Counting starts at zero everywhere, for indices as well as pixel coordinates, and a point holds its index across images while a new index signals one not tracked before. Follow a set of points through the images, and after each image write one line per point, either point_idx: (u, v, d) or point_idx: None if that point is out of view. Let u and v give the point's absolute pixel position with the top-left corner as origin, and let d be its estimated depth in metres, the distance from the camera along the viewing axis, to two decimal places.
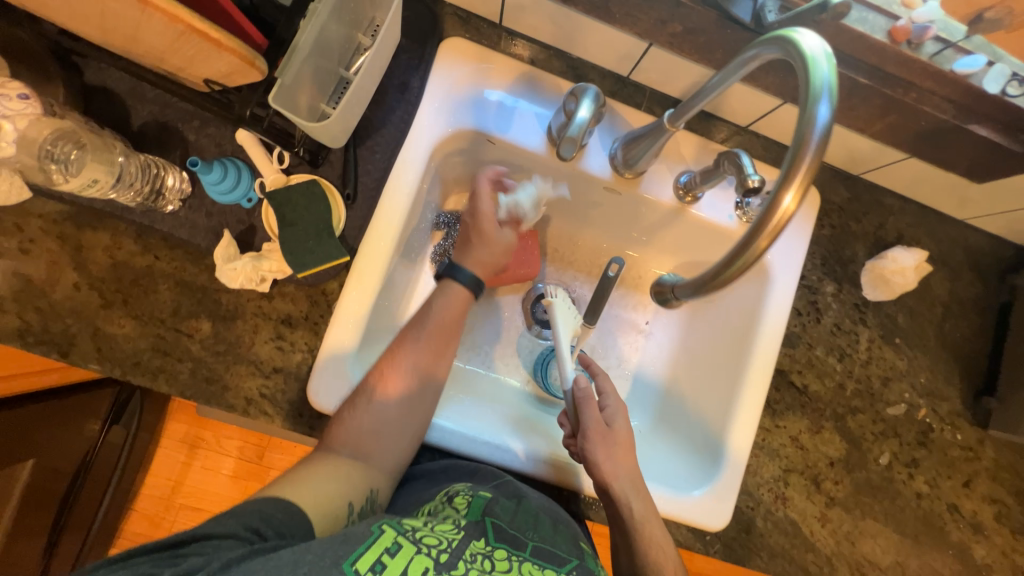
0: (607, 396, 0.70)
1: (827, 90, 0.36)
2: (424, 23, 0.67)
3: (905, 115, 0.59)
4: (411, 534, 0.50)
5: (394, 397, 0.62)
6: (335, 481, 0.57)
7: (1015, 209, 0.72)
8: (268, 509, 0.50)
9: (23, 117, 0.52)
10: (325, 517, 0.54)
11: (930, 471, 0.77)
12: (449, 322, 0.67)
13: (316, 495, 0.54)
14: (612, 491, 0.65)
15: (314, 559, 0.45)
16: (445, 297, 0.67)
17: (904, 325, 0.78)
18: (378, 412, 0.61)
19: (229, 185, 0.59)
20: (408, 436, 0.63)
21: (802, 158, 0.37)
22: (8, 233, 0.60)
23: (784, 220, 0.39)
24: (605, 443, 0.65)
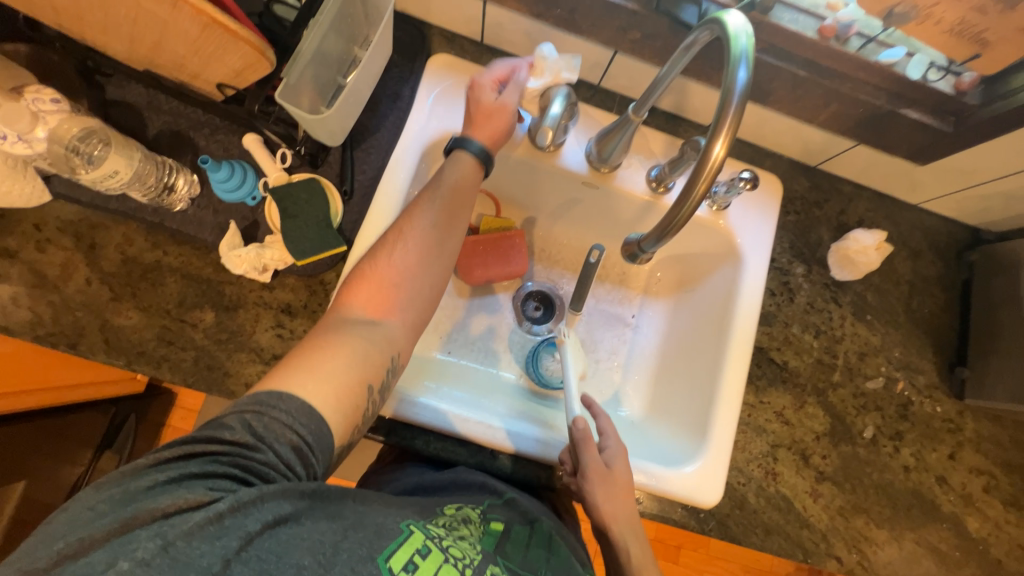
0: (607, 437, 0.70)
1: (743, 57, 0.42)
2: (414, 42, 0.76)
3: (844, 103, 0.66)
4: (439, 541, 0.51)
5: (407, 259, 0.59)
6: (354, 357, 0.53)
7: (959, 189, 0.79)
8: (304, 429, 0.48)
9: (53, 117, 0.57)
10: (342, 411, 0.52)
11: (915, 444, 0.79)
12: (463, 187, 0.63)
13: (334, 384, 0.51)
14: (608, 534, 0.67)
15: (352, 546, 0.46)
16: (452, 164, 0.64)
17: (873, 303, 0.83)
18: (394, 273, 0.59)
19: (236, 184, 0.64)
20: (427, 300, 0.61)
21: (726, 115, 0.42)
22: (26, 233, 0.64)
23: (715, 171, 0.44)
24: (605, 485, 0.66)
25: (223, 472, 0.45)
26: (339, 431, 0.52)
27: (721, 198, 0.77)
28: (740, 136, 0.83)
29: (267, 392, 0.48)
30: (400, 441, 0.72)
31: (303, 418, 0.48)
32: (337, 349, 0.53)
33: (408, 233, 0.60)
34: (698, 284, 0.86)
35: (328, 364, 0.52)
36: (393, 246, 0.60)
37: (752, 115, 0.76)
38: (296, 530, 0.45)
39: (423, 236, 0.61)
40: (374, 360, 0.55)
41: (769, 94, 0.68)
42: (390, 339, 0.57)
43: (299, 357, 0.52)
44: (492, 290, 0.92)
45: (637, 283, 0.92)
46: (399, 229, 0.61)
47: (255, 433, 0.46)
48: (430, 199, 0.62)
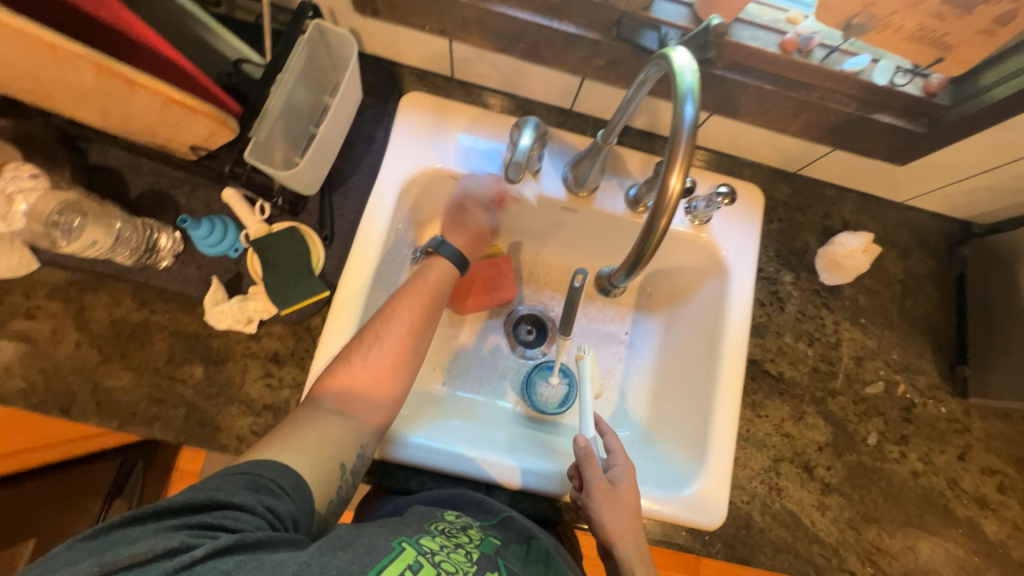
0: (615, 454, 0.71)
1: (689, 93, 0.42)
2: (384, 83, 0.77)
3: (814, 112, 0.66)
4: (431, 556, 0.51)
5: (385, 351, 0.62)
6: (327, 443, 0.55)
7: (942, 186, 0.78)
8: (283, 478, 0.50)
9: (33, 192, 0.58)
10: (318, 484, 0.53)
11: (922, 448, 0.77)
12: (440, 288, 0.67)
13: (312, 457, 0.54)
14: (613, 549, 0.66)
15: (342, 563, 0.46)
16: (430, 267, 0.68)
17: (867, 306, 0.81)
18: (371, 365, 0.61)
19: (218, 238, 0.66)
20: (398, 397, 0.62)
21: (677, 147, 0.42)
22: (16, 302, 0.66)
23: (676, 203, 0.43)
24: (610, 502, 0.66)
25: (198, 521, 0.44)
26: (315, 487, 0.52)
27: (701, 213, 0.77)
28: (717, 149, 0.82)
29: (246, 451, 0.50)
30: (395, 483, 0.71)
31: (283, 473, 0.50)
32: (307, 436, 0.55)
33: (382, 336, 0.62)
34: (688, 300, 0.86)
35: (301, 442, 0.54)
36: (371, 344, 0.61)
37: (726, 127, 0.76)
38: (265, 557, 0.43)
39: (399, 339, 0.63)
40: (344, 446, 0.56)
41: (739, 109, 0.68)
42: (358, 431, 0.58)
43: (275, 432, 0.55)
44: (484, 317, 0.92)
45: (628, 299, 0.93)
46: (375, 331, 0.63)
47: (237, 483, 0.47)
48: (411, 300, 0.65)
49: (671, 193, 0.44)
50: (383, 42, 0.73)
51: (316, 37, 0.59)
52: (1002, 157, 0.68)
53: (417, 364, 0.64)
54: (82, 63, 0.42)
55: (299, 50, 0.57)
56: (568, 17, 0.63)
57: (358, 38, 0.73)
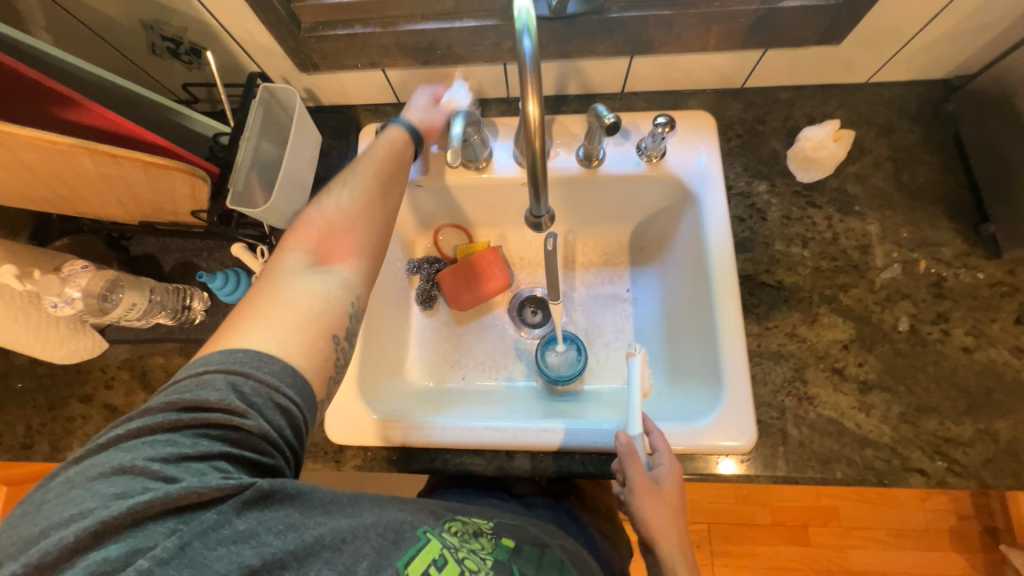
0: (661, 453, 0.66)
1: (523, 27, 0.44)
2: (345, 125, 0.88)
3: (722, 21, 0.68)
4: (456, 550, 0.49)
5: (354, 198, 0.64)
6: (315, 310, 0.54)
7: (898, 52, 0.75)
8: (293, 394, 0.49)
9: (85, 275, 0.69)
10: (313, 357, 0.52)
11: (966, 321, 0.70)
12: (398, 156, 0.71)
13: (303, 330, 0.52)
14: (653, 547, 0.63)
15: (371, 552, 0.46)
16: (385, 136, 0.72)
17: (858, 193, 0.78)
18: (339, 210, 0.62)
19: (232, 286, 0.76)
20: (376, 248, 0.63)
21: (525, 80, 0.46)
22: (97, 377, 0.80)
23: (541, 126, 0.48)
24: (654, 500, 0.62)
25: (220, 449, 0.45)
26: (316, 387, 0.52)
27: (653, 149, 0.79)
28: (656, 90, 0.85)
29: (245, 352, 0.49)
30: (422, 466, 0.76)
31: (290, 379, 0.49)
32: (285, 302, 0.53)
33: (349, 183, 0.65)
34: (672, 240, 0.87)
35: (279, 312, 0.53)
36: (338, 198, 0.63)
37: (652, 66, 0.79)
38: (300, 522, 0.46)
39: (367, 188, 0.65)
40: (333, 311, 0.55)
41: (651, 42, 0.72)
42: (342, 283, 0.58)
43: (256, 308, 0.53)
44: (487, 309, 0.97)
45: (622, 258, 0.95)
46: (342, 181, 0.65)
47: (245, 397, 0.47)
48: (372, 159, 0.68)
49: (535, 120, 0.48)
50: (334, 91, 0.85)
51: (267, 98, 0.71)
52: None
53: (384, 226, 0.65)
54: (76, 151, 0.54)
55: (254, 110, 0.69)
56: (468, 15, 0.71)
57: (314, 94, 0.86)
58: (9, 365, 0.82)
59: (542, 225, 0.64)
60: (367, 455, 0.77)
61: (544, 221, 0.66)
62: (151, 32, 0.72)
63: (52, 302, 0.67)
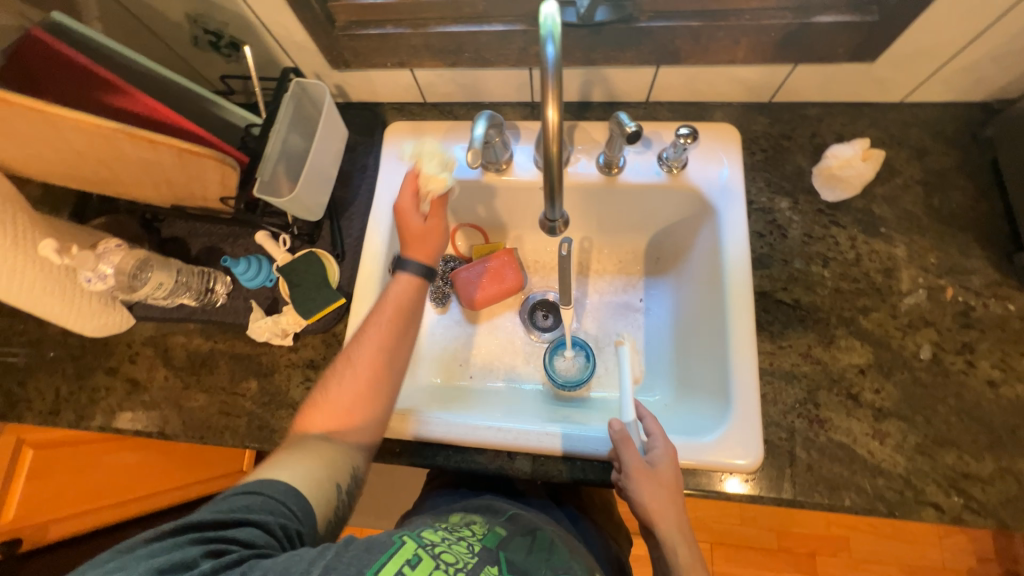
0: (655, 438, 0.66)
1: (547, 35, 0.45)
2: (371, 121, 0.90)
3: (752, 34, 0.68)
4: (430, 548, 0.52)
5: (360, 369, 0.65)
6: (322, 465, 0.59)
7: (935, 71, 0.73)
8: (290, 504, 0.54)
9: (118, 253, 0.72)
10: (320, 503, 0.57)
11: (993, 354, 0.68)
12: (409, 304, 0.69)
13: (309, 479, 0.57)
14: (655, 530, 0.63)
15: (343, 565, 0.48)
16: (395, 286, 0.70)
17: (885, 214, 0.76)
18: (345, 387, 0.64)
19: (254, 272, 0.79)
20: (383, 412, 0.65)
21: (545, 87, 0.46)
22: (122, 351, 0.83)
23: (559, 132, 0.48)
24: (651, 484, 0.62)
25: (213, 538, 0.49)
26: (316, 509, 0.56)
27: (675, 159, 0.79)
28: (681, 100, 0.84)
29: (256, 480, 0.55)
30: (423, 461, 0.76)
31: (289, 496, 0.54)
32: (298, 453, 0.59)
33: (354, 360, 0.65)
34: (688, 253, 0.87)
35: (291, 463, 0.58)
36: (347, 366, 0.65)
37: (678, 76, 0.79)
38: (269, 567, 0.46)
39: (371, 358, 0.65)
40: (340, 463, 0.60)
41: (678, 53, 0.71)
42: (349, 450, 0.62)
43: (271, 459, 0.59)
44: (499, 310, 0.98)
45: (637, 268, 0.95)
46: (348, 355, 0.66)
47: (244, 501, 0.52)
48: (378, 320, 0.67)
49: (553, 126, 0.49)
50: (363, 88, 0.87)
51: (298, 92, 0.74)
52: (984, 20, 0.63)
53: (396, 383, 0.66)
54: (117, 134, 0.57)
55: (285, 103, 0.71)
56: (497, 19, 0.72)
57: (343, 91, 0.88)
58: (44, 334, 0.87)
59: (556, 229, 0.64)
60: None
61: (557, 226, 0.66)
62: (194, 25, 0.76)
63: (87, 277, 0.70)
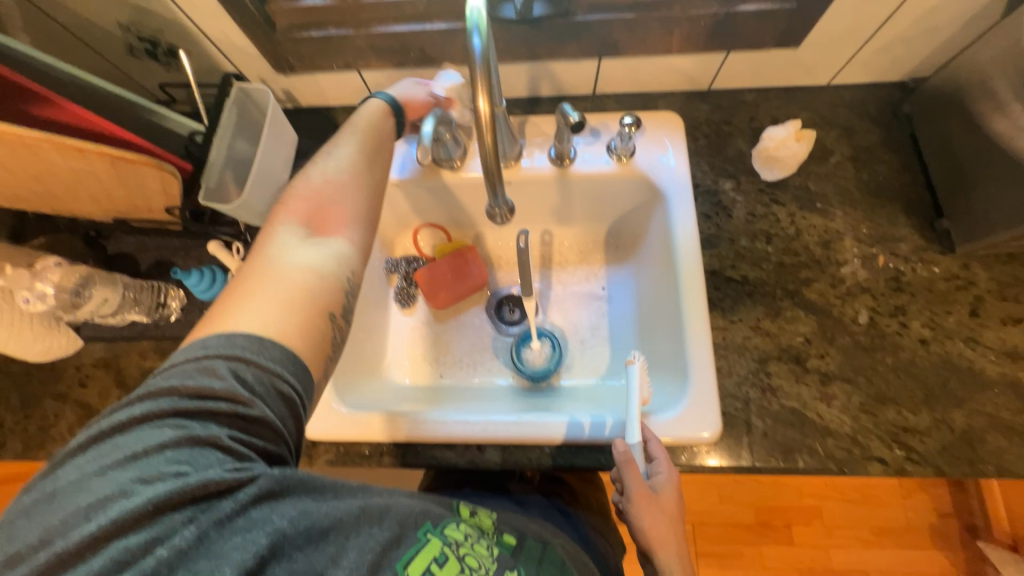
0: (658, 462, 0.65)
1: (473, 26, 0.46)
2: (323, 126, 0.90)
3: (684, 24, 0.71)
4: (457, 549, 0.46)
5: (343, 174, 0.64)
6: (307, 284, 0.53)
7: (855, 55, 0.78)
8: (297, 378, 0.48)
9: (57, 271, 0.71)
10: (314, 333, 0.51)
11: (923, 313, 0.73)
12: (379, 128, 0.71)
13: (298, 300, 0.51)
14: (653, 557, 0.61)
15: (370, 546, 0.43)
16: (366, 109, 0.72)
17: (820, 190, 0.80)
18: (328, 186, 0.62)
19: (206, 284, 0.77)
20: (367, 225, 0.63)
21: (473, 74, 0.47)
22: (70, 375, 0.80)
23: (492, 121, 0.50)
24: (651, 508, 0.61)
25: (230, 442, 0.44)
26: (315, 369, 0.51)
27: (622, 148, 0.81)
28: (627, 91, 0.87)
29: (247, 337, 0.47)
30: (394, 461, 0.76)
31: (293, 366, 0.48)
32: (277, 276, 0.52)
33: (335, 159, 0.65)
34: (644, 238, 0.90)
35: (268, 284, 0.51)
36: (327, 168, 0.63)
37: (620, 68, 0.81)
38: (314, 514, 0.43)
39: (353, 165, 0.65)
40: (329, 286, 0.54)
41: (617, 45, 0.74)
42: (338, 257, 0.57)
43: (246, 281, 0.51)
44: (465, 307, 0.99)
45: (597, 256, 0.97)
46: (329, 157, 0.65)
47: (250, 387, 0.45)
48: (356, 135, 0.68)
49: (486, 116, 0.50)
50: (312, 92, 0.87)
51: (241, 97, 0.73)
52: (891, 4, 0.68)
53: (379, 198, 0.66)
54: (43, 144, 0.55)
55: (228, 109, 0.70)
56: (439, 18, 0.74)
57: (292, 96, 0.88)
58: None
59: (499, 216, 0.67)
60: (339, 449, 0.77)
61: (502, 213, 0.69)
62: (128, 33, 0.74)
63: (23, 298, 0.69)
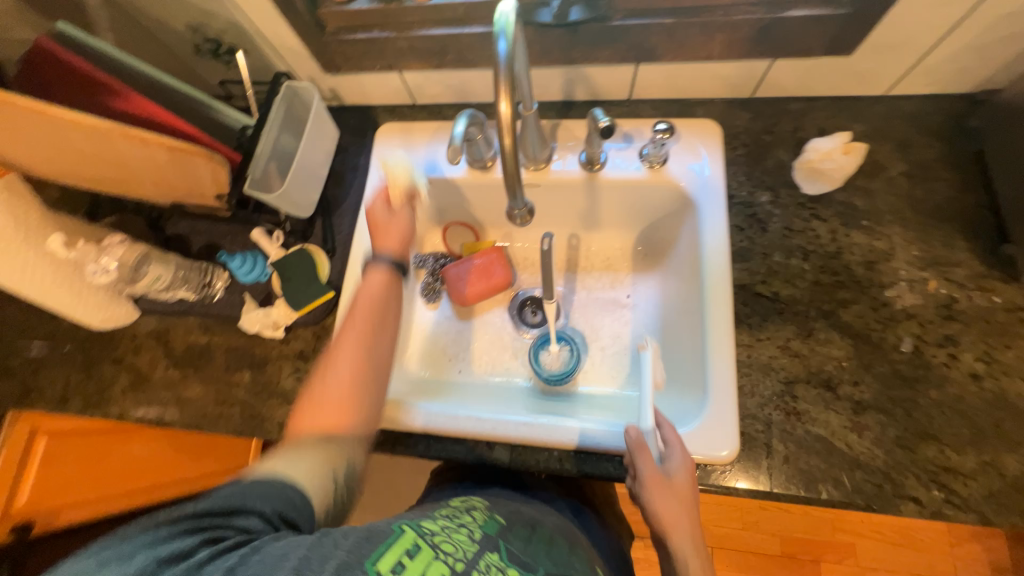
0: (672, 446, 0.65)
1: (500, 31, 0.48)
2: (364, 124, 0.94)
3: (726, 30, 0.69)
4: (430, 538, 0.51)
5: (347, 374, 0.61)
6: (314, 462, 0.53)
7: (915, 64, 0.72)
8: (281, 495, 0.49)
9: (121, 248, 0.77)
10: (317, 490, 0.52)
11: (977, 346, 0.67)
12: (379, 303, 0.68)
13: (298, 470, 0.52)
14: (667, 540, 0.62)
15: (349, 544, 0.47)
16: (368, 281, 0.70)
17: (867, 207, 0.75)
18: (334, 375, 0.61)
19: (248, 267, 0.83)
20: (375, 406, 0.62)
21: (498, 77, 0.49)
22: (127, 343, 0.88)
23: (512, 124, 0.50)
24: (664, 492, 0.61)
25: (207, 527, 0.45)
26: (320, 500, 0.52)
27: (654, 155, 0.80)
28: (664, 97, 0.86)
29: (221, 490, 0.48)
30: (406, 450, 0.78)
31: (266, 486, 0.49)
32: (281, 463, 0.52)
33: (336, 353, 0.63)
34: (674, 248, 0.88)
35: (282, 461, 0.53)
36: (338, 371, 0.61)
37: (658, 74, 0.80)
38: (268, 550, 0.44)
39: (354, 346, 0.63)
40: (333, 471, 0.54)
41: (655, 50, 0.73)
42: (341, 450, 0.56)
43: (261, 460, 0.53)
44: (487, 306, 1.00)
45: (624, 264, 0.96)
46: (331, 352, 0.63)
47: (220, 500, 0.47)
48: (353, 322, 0.65)
49: (507, 119, 0.51)
50: (355, 91, 0.91)
51: (290, 95, 0.78)
52: (958, 10, 0.63)
53: (388, 354, 0.66)
54: (112, 133, 0.61)
55: (277, 105, 0.75)
56: (477, 22, 0.75)
57: (338, 95, 0.92)
58: (57, 328, 0.92)
59: (520, 218, 0.67)
60: None
61: (523, 215, 0.68)
62: (196, 34, 0.81)
63: (92, 270, 0.75)
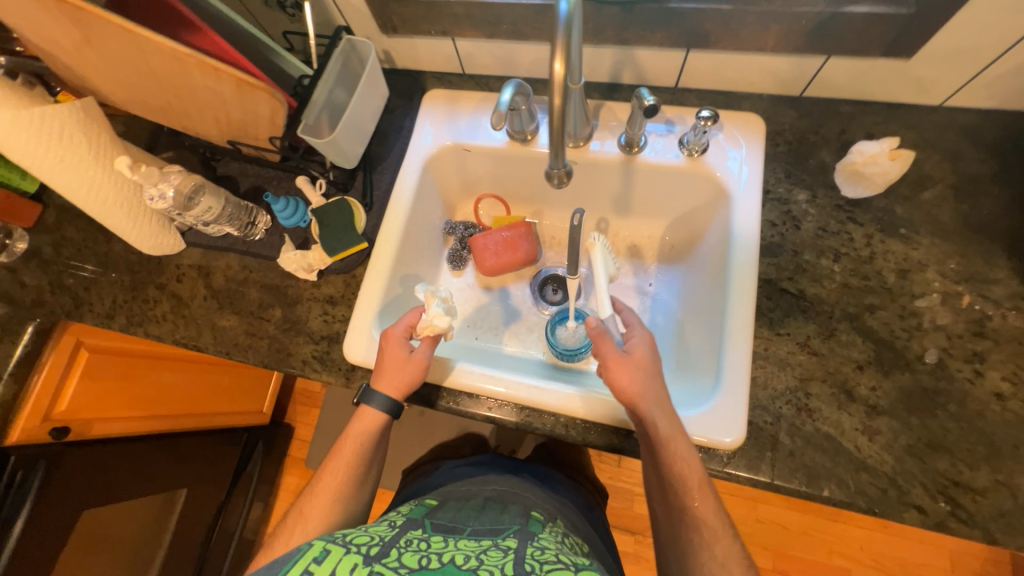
0: (633, 330, 0.73)
1: None
2: (412, 88, 0.97)
3: (783, 22, 0.69)
4: (341, 540, 0.59)
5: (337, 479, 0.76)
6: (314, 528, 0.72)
7: (976, 74, 0.71)
8: None
9: (180, 178, 0.81)
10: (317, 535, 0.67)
11: (1005, 366, 0.65)
12: (370, 437, 0.78)
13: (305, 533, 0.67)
14: (637, 408, 0.66)
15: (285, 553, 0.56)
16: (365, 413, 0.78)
17: (907, 216, 0.74)
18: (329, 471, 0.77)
19: (291, 211, 0.86)
20: (356, 495, 0.77)
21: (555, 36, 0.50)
22: (171, 272, 0.94)
23: (564, 87, 0.52)
24: (626, 365, 0.68)
25: None
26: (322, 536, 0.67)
27: (694, 143, 0.80)
28: (710, 88, 0.86)
29: None
30: (419, 401, 0.81)
31: None
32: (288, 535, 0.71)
33: (329, 476, 0.77)
34: (701, 240, 0.88)
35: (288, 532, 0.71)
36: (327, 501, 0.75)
37: (707, 62, 0.80)
38: None
39: (341, 480, 0.76)
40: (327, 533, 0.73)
41: (708, 36, 0.73)
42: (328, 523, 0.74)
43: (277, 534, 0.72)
44: (509, 279, 1.02)
45: (649, 253, 0.97)
46: (323, 476, 0.77)
47: None
48: (345, 449, 0.78)
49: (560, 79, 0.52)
50: (407, 55, 0.94)
51: (347, 49, 0.81)
52: None
53: (374, 457, 0.80)
54: (190, 61, 0.65)
55: (335, 57, 0.79)
56: None
57: (390, 56, 0.95)
58: (110, 251, 0.99)
59: (557, 179, 0.68)
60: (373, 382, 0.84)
61: (560, 177, 0.69)
62: None
63: (151, 196, 0.78)
